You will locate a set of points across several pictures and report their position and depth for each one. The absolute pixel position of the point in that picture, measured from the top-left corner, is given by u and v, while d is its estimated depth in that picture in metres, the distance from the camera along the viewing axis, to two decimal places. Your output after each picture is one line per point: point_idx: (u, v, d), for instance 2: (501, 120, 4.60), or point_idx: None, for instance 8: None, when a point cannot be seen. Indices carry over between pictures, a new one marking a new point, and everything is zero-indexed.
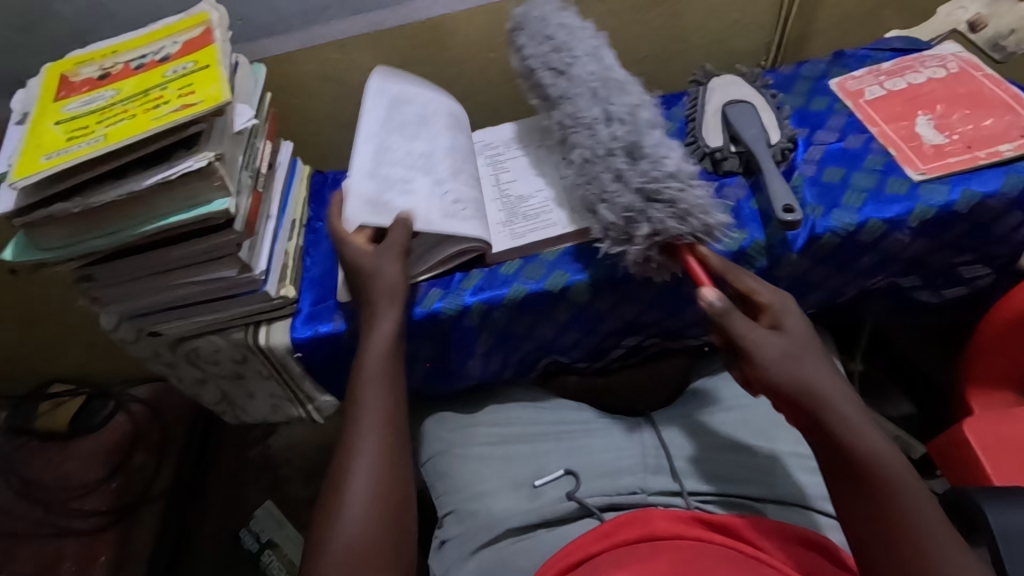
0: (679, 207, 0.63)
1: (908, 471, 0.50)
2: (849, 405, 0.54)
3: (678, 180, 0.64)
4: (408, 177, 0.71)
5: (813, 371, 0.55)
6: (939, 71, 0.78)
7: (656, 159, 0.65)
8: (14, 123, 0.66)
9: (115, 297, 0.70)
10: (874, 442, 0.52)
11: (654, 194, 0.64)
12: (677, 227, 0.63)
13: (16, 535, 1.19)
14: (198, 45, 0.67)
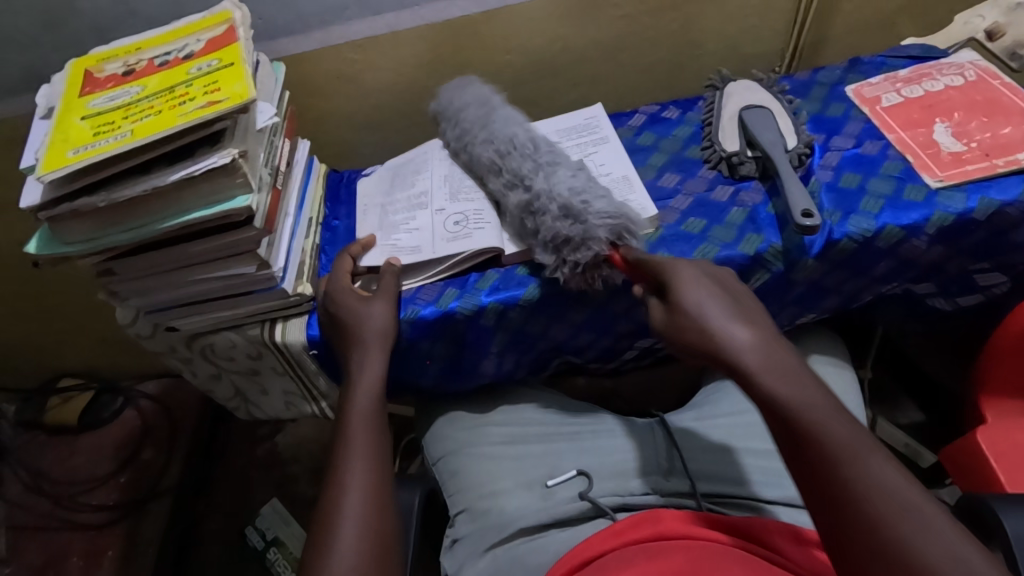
0: (565, 213, 0.65)
1: (828, 430, 0.44)
2: (755, 341, 0.50)
3: (570, 211, 0.65)
4: (412, 216, 0.79)
5: (715, 317, 0.52)
6: (956, 79, 0.79)
7: (540, 181, 0.69)
8: (39, 118, 0.67)
9: (134, 292, 0.71)
10: (788, 374, 0.48)
11: (557, 239, 0.66)
12: (568, 231, 0.65)
13: (24, 528, 1.20)
14: (221, 43, 0.68)
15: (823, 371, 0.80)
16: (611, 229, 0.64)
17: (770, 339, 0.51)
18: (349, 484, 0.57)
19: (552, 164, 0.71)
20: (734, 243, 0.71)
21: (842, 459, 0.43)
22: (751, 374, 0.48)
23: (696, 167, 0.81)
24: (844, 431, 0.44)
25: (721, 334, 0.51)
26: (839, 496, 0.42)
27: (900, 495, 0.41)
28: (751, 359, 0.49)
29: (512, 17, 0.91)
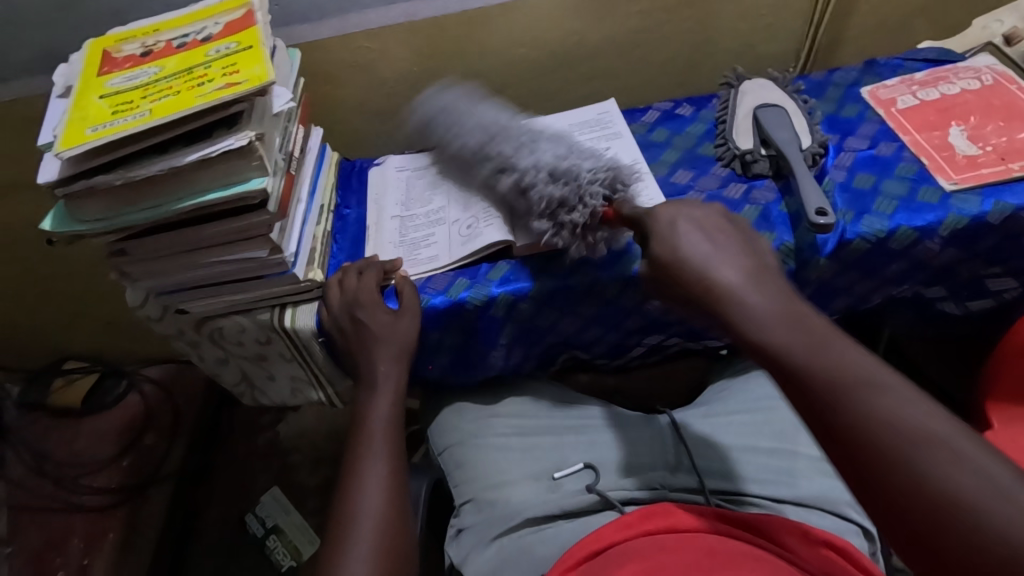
0: (558, 180, 0.65)
1: (821, 346, 0.42)
2: (744, 274, 0.48)
3: (559, 176, 0.66)
4: (431, 231, 0.78)
5: (700, 252, 0.51)
6: (973, 83, 0.78)
7: (522, 140, 0.70)
8: (56, 96, 0.67)
9: (146, 272, 0.71)
10: (783, 305, 0.45)
11: (551, 204, 0.66)
12: (560, 193, 0.65)
13: (25, 509, 1.19)
14: (240, 26, 0.68)
15: None
16: (604, 184, 0.66)
17: (761, 271, 0.49)
18: (364, 492, 0.60)
19: (529, 138, 0.71)
20: None
21: (844, 390, 0.39)
22: (742, 316, 0.46)
23: (710, 164, 0.81)
24: (848, 356, 0.41)
25: (709, 273, 0.49)
26: (853, 440, 0.38)
27: (913, 417, 0.37)
28: (739, 293, 0.47)
29: (529, 10, 0.91)
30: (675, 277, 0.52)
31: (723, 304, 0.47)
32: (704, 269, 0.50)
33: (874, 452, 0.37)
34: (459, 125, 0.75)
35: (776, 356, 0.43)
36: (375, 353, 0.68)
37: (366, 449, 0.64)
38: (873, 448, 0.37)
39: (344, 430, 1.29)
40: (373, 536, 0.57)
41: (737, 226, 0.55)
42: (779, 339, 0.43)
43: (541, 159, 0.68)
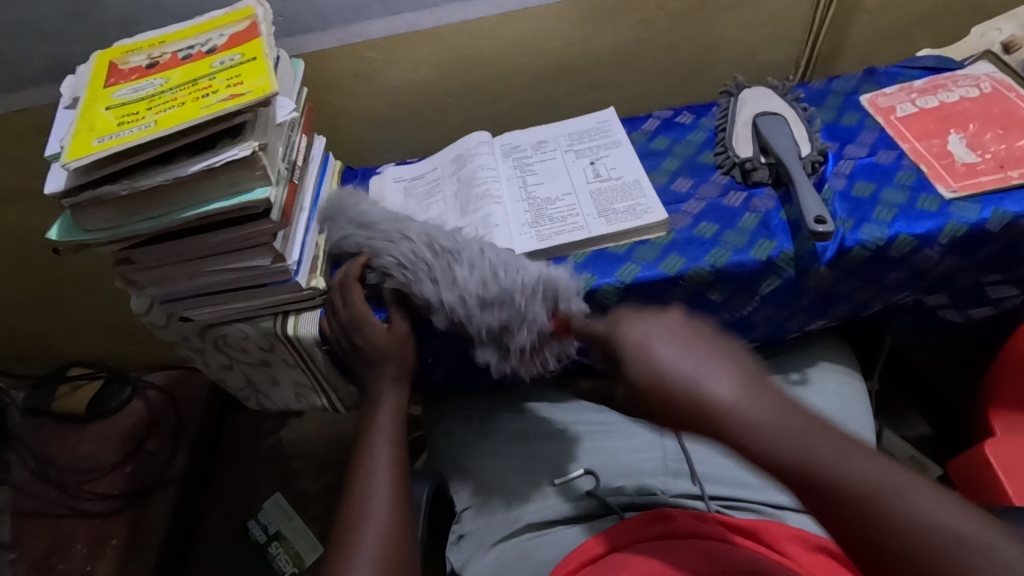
0: (500, 315, 0.63)
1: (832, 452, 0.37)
2: (741, 387, 0.40)
3: (489, 284, 0.63)
4: None
5: (688, 367, 0.41)
6: (972, 91, 0.79)
7: (449, 262, 0.66)
8: (63, 107, 0.68)
9: (151, 281, 0.72)
10: (784, 418, 0.38)
11: (495, 332, 0.64)
12: (495, 322, 0.63)
13: (29, 515, 1.20)
14: (244, 38, 0.69)
15: (832, 379, 0.80)
16: (544, 299, 0.64)
17: (755, 376, 0.41)
18: (370, 497, 0.60)
19: (449, 251, 0.67)
20: (746, 248, 0.71)
21: (879, 508, 0.35)
22: (746, 437, 0.38)
23: (710, 172, 0.81)
24: (865, 471, 0.36)
25: (702, 395, 0.40)
26: (909, 568, 0.34)
27: (951, 523, 0.34)
28: (740, 424, 0.38)
29: (530, 20, 0.92)
30: (658, 405, 0.42)
31: (726, 428, 0.39)
32: (690, 390, 0.40)
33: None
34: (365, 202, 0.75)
35: (795, 471, 0.37)
36: (376, 364, 0.69)
37: (369, 453, 0.64)
38: (929, 574, 0.34)
39: (347, 436, 1.30)
40: (380, 539, 0.57)
41: (697, 320, 0.46)
42: (789, 450, 0.37)
43: (469, 286, 0.64)
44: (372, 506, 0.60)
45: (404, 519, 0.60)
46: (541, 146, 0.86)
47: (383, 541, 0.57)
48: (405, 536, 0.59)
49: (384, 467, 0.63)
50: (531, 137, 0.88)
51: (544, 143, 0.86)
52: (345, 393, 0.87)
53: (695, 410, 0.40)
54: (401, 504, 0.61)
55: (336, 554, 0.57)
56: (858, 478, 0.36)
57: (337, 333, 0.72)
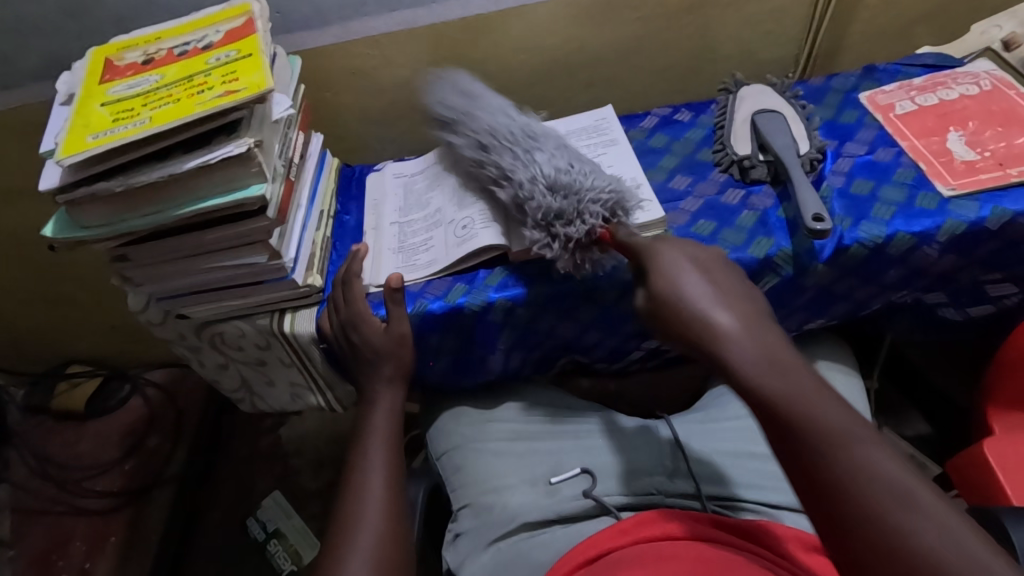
0: (567, 213, 0.65)
1: (806, 384, 0.45)
2: (743, 320, 0.50)
3: (558, 187, 0.66)
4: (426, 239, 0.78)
5: (700, 303, 0.52)
6: (971, 89, 0.78)
7: (530, 147, 0.71)
8: (59, 104, 0.68)
9: (147, 278, 0.71)
10: (773, 354, 0.47)
11: (547, 215, 0.66)
12: (553, 202, 0.65)
13: (28, 512, 1.20)
14: (240, 34, 0.68)
15: (830, 378, 0.80)
16: (604, 206, 0.66)
17: (753, 318, 0.50)
18: (367, 496, 0.60)
19: (524, 146, 0.71)
20: (743, 245, 0.71)
21: (825, 440, 0.42)
22: (736, 355, 0.48)
23: (708, 169, 0.81)
24: (823, 413, 0.43)
25: (705, 317, 0.51)
26: (830, 486, 0.40)
27: (892, 473, 0.40)
28: (733, 338, 0.49)
29: (528, 17, 0.91)
30: (671, 318, 0.53)
31: (715, 341, 0.49)
32: (703, 314, 0.51)
33: (850, 499, 0.39)
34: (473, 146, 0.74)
35: (755, 381, 0.46)
36: (373, 364, 0.70)
37: (365, 453, 0.64)
38: (845, 498, 0.40)
39: (346, 433, 1.30)
40: (375, 536, 0.57)
41: (711, 271, 0.56)
42: (762, 366, 0.47)
43: (542, 170, 0.68)
44: (367, 506, 0.59)
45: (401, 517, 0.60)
46: None
47: (378, 538, 0.57)
48: (401, 535, 0.58)
49: (380, 467, 0.63)
50: None
51: None
52: (342, 391, 0.87)
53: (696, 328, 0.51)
54: (397, 501, 0.61)
55: (329, 554, 0.56)
56: (817, 412, 0.43)
57: (337, 335, 0.73)
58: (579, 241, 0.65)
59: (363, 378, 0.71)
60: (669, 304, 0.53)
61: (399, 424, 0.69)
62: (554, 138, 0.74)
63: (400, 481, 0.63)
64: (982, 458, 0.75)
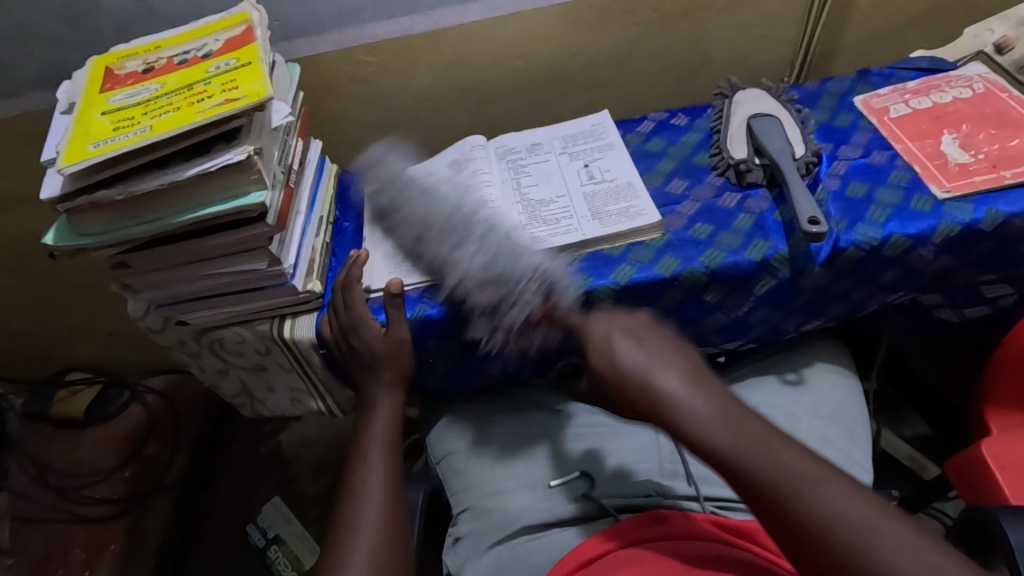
0: (502, 305, 0.67)
1: (755, 437, 0.45)
2: (687, 385, 0.49)
3: (490, 276, 0.67)
4: None
5: (644, 372, 0.51)
6: (965, 92, 0.79)
7: (451, 248, 0.70)
8: (60, 112, 0.68)
9: (147, 285, 0.72)
10: (722, 411, 0.47)
11: (490, 304, 0.68)
12: (484, 300, 0.67)
13: (29, 520, 1.21)
14: (239, 42, 0.69)
15: (828, 379, 0.81)
16: (539, 286, 0.67)
17: (698, 377, 0.50)
18: (367, 500, 0.60)
19: (450, 228, 0.72)
20: (740, 248, 0.71)
21: (787, 491, 0.43)
22: (685, 423, 0.47)
23: (704, 173, 0.81)
24: (780, 463, 0.44)
25: (653, 389, 0.49)
26: (801, 535, 0.41)
27: (852, 509, 0.41)
28: (681, 406, 0.48)
29: (525, 23, 0.92)
30: (620, 389, 0.52)
31: (665, 409, 0.48)
32: (646, 380, 0.50)
33: (815, 541, 0.41)
34: (407, 213, 0.76)
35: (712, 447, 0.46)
36: (371, 368, 0.70)
37: (365, 457, 0.64)
38: (819, 546, 0.41)
39: (346, 439, 1.29)
40: (376, 540, 0.57)
41: (646, 332, 0.55)
42: (715, 431, 0.46)
43: (473, 262, 0.68)
44: (366, 510, 0.59)
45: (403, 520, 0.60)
46: (536, 147, 0.86)
47: (379, 542, 0.57)
48: (402, 538, 0.59)
49: (378, 472, 0.63)
50: (526, 139, 0.88)
51: (538, 146, 0.87)
52: (342, 396, 0.87)
53: (644, 403, 0.50)
54: (398, 504, 0.61)
55: (329, 558, 0.57)
56: (773, 464, 0.44)
57: (337, 337, 0.73)
58: (523, 322, 0.67)
59: (363, 383, 0.72)
60: (615, 374, 0.53)
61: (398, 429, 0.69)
62: (497, 219, 0.74)
63: (400, 484, 0.63)
64: (980, 458, 0.75)
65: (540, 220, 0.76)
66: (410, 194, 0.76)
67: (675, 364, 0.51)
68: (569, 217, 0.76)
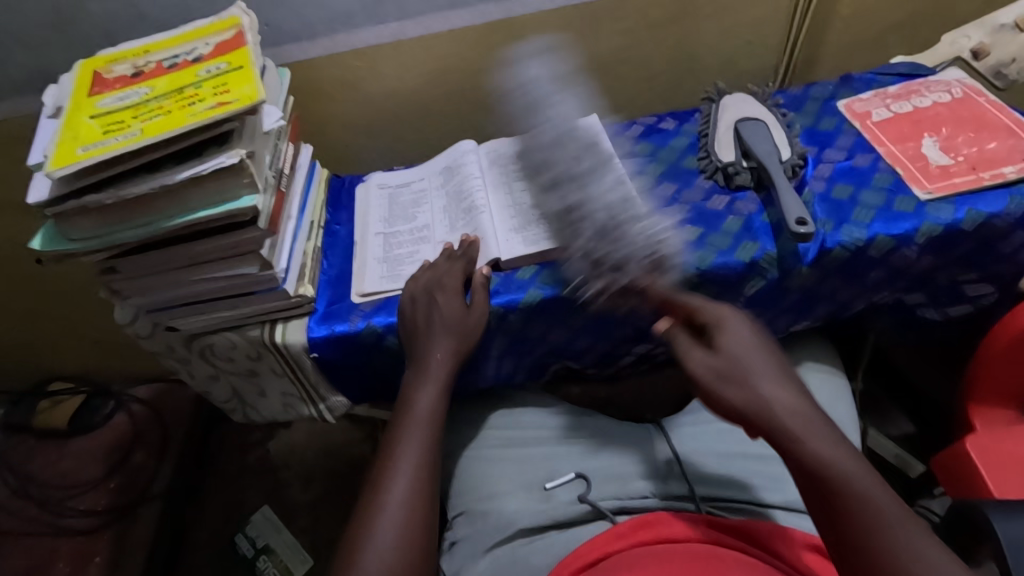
0: (614, 259, 0.65)
1: (860, 471, 0.50)
2: (801, 411, 0.52)
3: (604, 238, 0.66)
4: (413, 250, 0.80)
5: (760, 394, 0.54)
6: (943, 96, 0.81)
7: (581, 190, 0.70)
8: (47, 116, 0.67)
9: (137, 290, 0.71)
10: (831, 440, 0.51)
11: (597, 257, 0.67)
12: (598, 245, 0.66)
13: (12, 533, 1.18)
14: (229, 47, 0.69)
15: (818, 379, 0.82)
16: (649, 260, 0.65)
17: (805, 408, 0.53)
18: (384, 500, 0.59)
19: (585, 175, 0.72)
20: (729, 250, 0.73)
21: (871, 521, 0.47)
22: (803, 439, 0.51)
23: (693, 176, 0.82)
24: (875, 506, 0.48)
25: (765, 407, 0.53)
26: (869, 554, 0.47)
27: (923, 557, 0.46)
28: (792, 423, 0.52)
29: (515, 29, 0.93)
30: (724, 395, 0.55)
31: (777, 425, 0.52)
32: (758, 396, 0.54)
33: (878, 556, 0.46)
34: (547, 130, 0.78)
35: (823, 466, 0.50)
36: (432, 336, 0.69)
37: (393, 451, 0.63)
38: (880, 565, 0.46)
39: (336, 445, 1.27)
40: (394, 538, 0.56)
41: (774, 346, 0.58)
42: (819, 454, 0.50)
43: (609, 193, 0.70)
44: (384, 511, 0.58)
45: (421, 517, 0.59)
46: None
47: (394, 542, 0.56)
48: (417, 541, 0.57)
49: (405, 471, 0.61)
50: (517, 144, 0.88)
51: None
52: (334, 401, 0.85)
53: (757, 417, 0.53)
54: (419, 504, 0.59)
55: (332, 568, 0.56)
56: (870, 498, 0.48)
57: (412, 293, 0.71)
58: (614, 291, 0.67)
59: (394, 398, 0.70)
60: (734, 387, 0.55)
61: (439, 412, 0.66)
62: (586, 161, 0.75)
63: (430, 479, 0.62)
64: (965, 453, 0.76)
65: (532, 224, 0.78)
66: (558, 107, 0.80)
67: (789, 386, 0.55)
68: None
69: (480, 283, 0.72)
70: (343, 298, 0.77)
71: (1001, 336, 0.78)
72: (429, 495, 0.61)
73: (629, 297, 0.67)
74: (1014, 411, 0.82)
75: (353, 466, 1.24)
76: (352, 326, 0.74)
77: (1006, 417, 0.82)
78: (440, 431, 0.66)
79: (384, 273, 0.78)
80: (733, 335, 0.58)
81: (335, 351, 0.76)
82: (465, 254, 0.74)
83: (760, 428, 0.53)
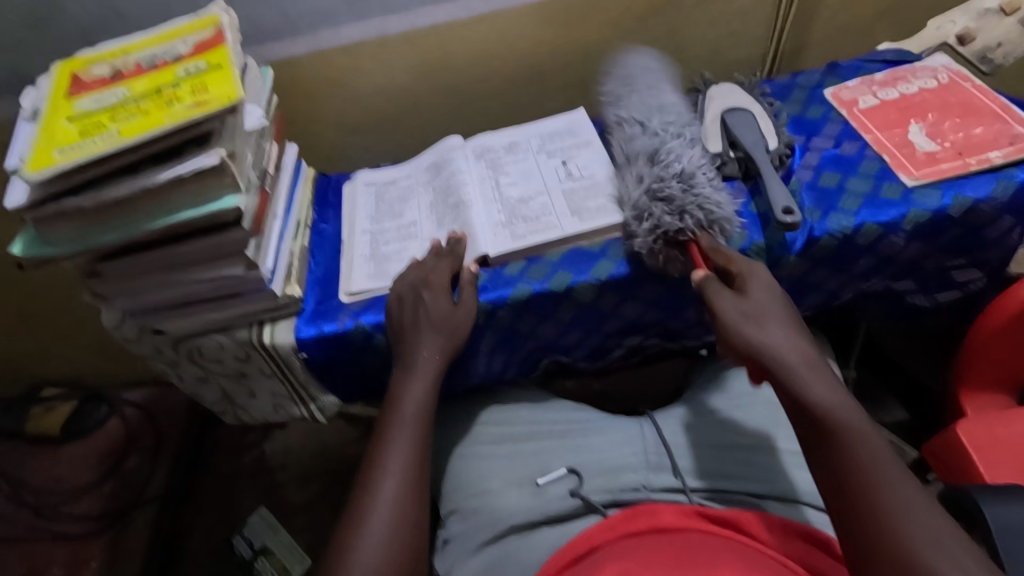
0: (676, 203, 0.67)
1: (866, 424, 0.51)
2: (811, 359, 0.55)
3: (683, 182, 0.69)
4: (402, 248, 0.80)
5: (777, 339, 0.57)
6: (930, 82, 0.81)
7: (667, 163, 0.71)
8: (24, 119, 0.66)
9: (121, 293, 0.70)
10: (839, 392, 0.53)
11: (660, 194, 0.69)
12: (673, 221, 0.67)
13: (6, 540, 1.18)
14: (209, 45, 0.68)
15: None
16: (699, 221, 0.67)
17: (818, 363, 0.56)
18: (373, 500, 0.59)
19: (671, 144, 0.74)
20: (717, 241, 0.72)
21: (862, 470, 0.48)
22: (808, 385, 0.53)
23: None
24: (872, 450, 0.49)
25: (775, 348, 0.56)
26: (856, 496, 0.48)
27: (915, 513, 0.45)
28: (799, 367, 0.55)
29: (501, 23, 0.92)
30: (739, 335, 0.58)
31: (784, 367, 0.55)
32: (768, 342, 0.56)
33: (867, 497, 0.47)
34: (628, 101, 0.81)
35: (825, 408, 0.52)
36: (420, 334, 0.68)
37: (381, 451, 0.62)
38: (869, 507, 0.47)
39: (332, 445, 1.27)
40: (383, 538, 0.56)
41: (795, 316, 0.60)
42: (823, 397, 0.52)
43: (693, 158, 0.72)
44: (375, 511, 0.58)
45: (411, 516, 0.59)
46: (513, 147, 0.86)
47: (385, 542, 0.56)
48: (408, 540, 0.57)
49: (395, 470, 0.61)
50: (503, 139, 0.88)
51: (514, 144, 0.86)
52: (325, 401, 0.84)
53: (762, 351, 0.56)
54: (409, 503, 0.59)
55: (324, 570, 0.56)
56: (871, 447, 0.49)
57: (400, 292, 0.71)
58: (669, 234, 0.67)
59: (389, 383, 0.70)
60: (749, 329, 0.57)
61: (428, 410, 0.66)
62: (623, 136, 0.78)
63: (421, 477, 0.62)
64: (956, 438, 0.76)
65: (520, 219, 0.77)
66: (662, 91, 0.83)
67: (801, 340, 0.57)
68: (548, 214, 0.77)
69: (468, 280, 0.71)
70: (331, 297, 0.77)
71: (991, 321, 0.78)
72: (420, 494, 0.61)
73: (674, 249, 0.68)
74: (1005, 396, 0.82)
75: (348, 466, 1.24)
76: (340, 326, 0.73)
77: (997, 402, 0.82)
78: (428, 430, 0.66)
79: (371, 272, 0.77)
80: (757, 283, 0.61)
81: (323, 351, 0.75)
82: (452, 252, 0.74)
83: (768, 365, 0.56)
